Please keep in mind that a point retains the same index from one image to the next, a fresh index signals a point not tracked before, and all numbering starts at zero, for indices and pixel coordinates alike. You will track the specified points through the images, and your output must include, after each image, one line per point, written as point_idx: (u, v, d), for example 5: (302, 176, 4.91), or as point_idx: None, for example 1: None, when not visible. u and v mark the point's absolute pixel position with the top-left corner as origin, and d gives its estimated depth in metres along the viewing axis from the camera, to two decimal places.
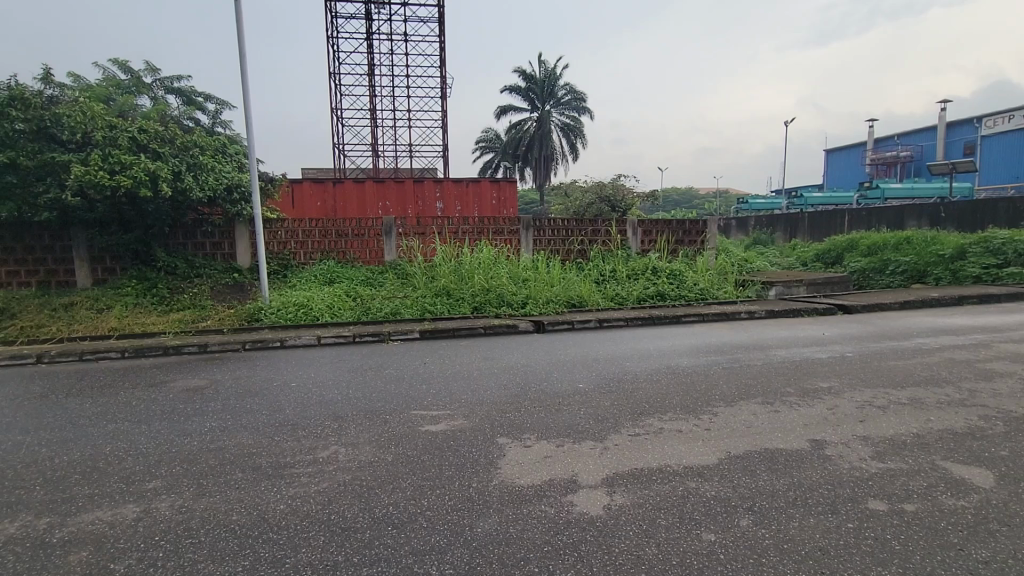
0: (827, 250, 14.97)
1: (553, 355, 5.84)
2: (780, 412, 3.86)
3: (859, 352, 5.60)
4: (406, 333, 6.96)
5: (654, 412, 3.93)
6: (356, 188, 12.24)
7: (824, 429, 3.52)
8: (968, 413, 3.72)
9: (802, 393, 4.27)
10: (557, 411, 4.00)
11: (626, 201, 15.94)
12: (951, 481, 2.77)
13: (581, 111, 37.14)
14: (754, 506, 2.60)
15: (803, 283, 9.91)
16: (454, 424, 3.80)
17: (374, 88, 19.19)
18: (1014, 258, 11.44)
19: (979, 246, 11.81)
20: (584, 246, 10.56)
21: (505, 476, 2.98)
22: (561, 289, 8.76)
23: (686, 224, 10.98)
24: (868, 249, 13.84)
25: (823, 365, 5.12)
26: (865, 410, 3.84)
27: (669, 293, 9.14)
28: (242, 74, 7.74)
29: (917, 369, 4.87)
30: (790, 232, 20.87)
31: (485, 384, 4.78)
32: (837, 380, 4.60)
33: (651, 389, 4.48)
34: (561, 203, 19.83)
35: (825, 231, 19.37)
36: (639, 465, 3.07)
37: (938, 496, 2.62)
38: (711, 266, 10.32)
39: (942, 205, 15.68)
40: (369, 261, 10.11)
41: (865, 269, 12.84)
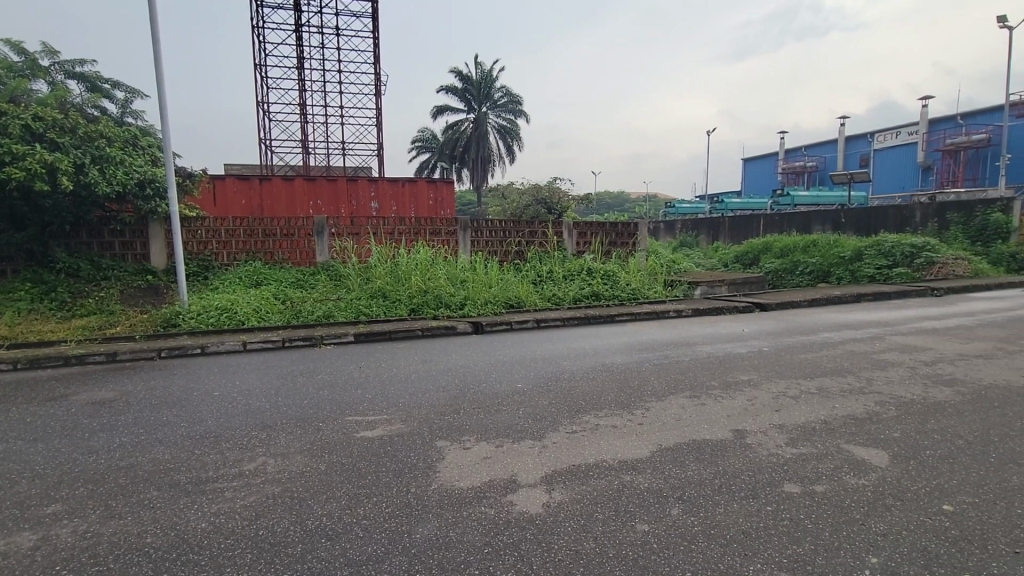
0: (746, 252, 16.08)
1: (492, 356, 5.86)
2: (706, 404, 4.09)
3: (774, 347, 6.05)
4: (339, 336, 6.72)
5: (589, 409, 4.03)
6: (285, 185, 11.66)
7: (745, 419, 3.77)
8: (866, 400, 4.13)
9: (724, 386, 4.56)
10: (496, 412, 4.01)
11: (562, 204, 16.27)
12: (853, 462, 3.05)
13: (518, 114, 37.59)
14: (683, 495, 2.73)
15: (725, 283, 10.57)
16: (391, 429, 3.72)
17: (304, 82, 18.37)
18: (901, 259, 12.77)
19: (873, 249, 13.11)
20: (521, 247, 10.67)
21: (444, 480, 2.95)
22: (499, 290, 8.80)
23: (619, 226, 11.40)
24: (781, 251, 15.01)
25: (744, 359, 5.49)
26: (780, 400, 4.16)
27: (603, 293, 9.42)
28: (156, 60, 7.16)
29: (824, 361, 5.34)
30: (713, 235, 22.17)
31: (423, 386, 4.72)
32: (755, 373, 4.94)
33: (587, 387, 4.60)
34: (498, 205, 19.94)
35: (744, 234, 20.77)
36: (576, 462, 3.15)
37: (843, 477, 2.88)
38: (642, 267, 10.76)
39: (842, 212, 17.27)
40: (299, 262, 9.67)
41: (779, 270, 14.07)
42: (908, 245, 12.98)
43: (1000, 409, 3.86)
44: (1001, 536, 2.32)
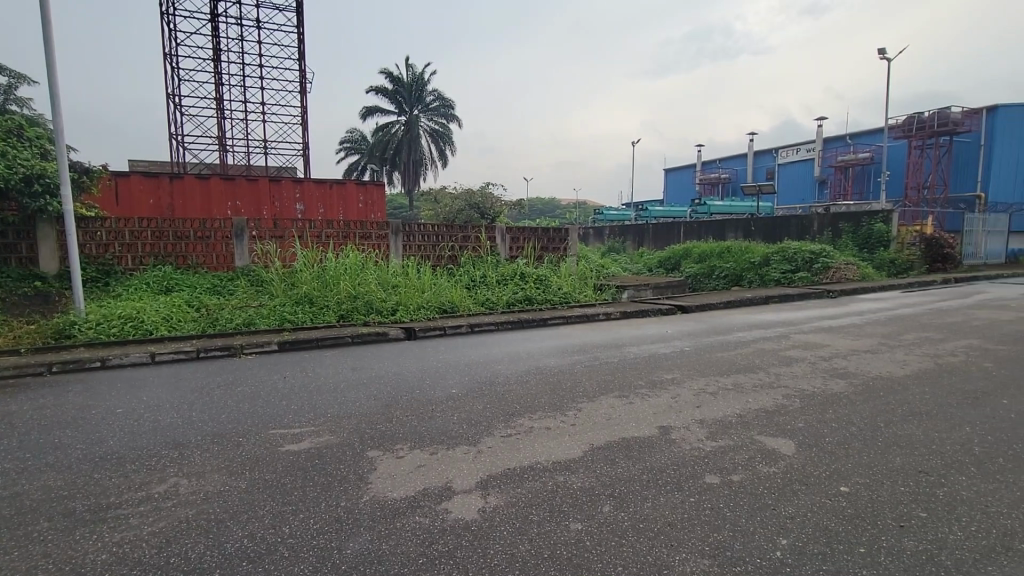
0: (668, 258, 16.97)
1: (425, 362, 5.78)
2: (633, 403, 4.27)
3: (695, 347, 6.42)
4: (262, 345, 6.35)
5: (523, 412, 4.08)
6: (199, 185, 10.88)
7: (669, 416, 3.97)
8: (776, 393, 4.48)
9: (651, 385, 4.78)
10: (430, 419, 3.96)
11: (494, 209, 16.36)
12: (765, 452, 3.30)
13: (450, 119, 37.41)
14: (614, 492, 2.84)
15: (649, 287, 11.09)
16: (320, 440, 3.57)
17: (221, 75, 17.24)
18: (803, 264, 14.01)
19: (779, 255, 14.31)
20: (454, 252, 10.61)
21: (376, 491, 2.87)
22: (432, 295, 8.70)
23: (550, 232, 11.66)
24: (700, 256, 15.99)
25: (667, 359, 5.78)
26: (701, 397, 4.42)
27: (536, 297, 9.58)
28: (45, 41, 6.44)
29: (739, 359, 5.74)
30: (638, 240, 23.21)
31: (353, 395, 4.56)
32: (678, 372, 5.22)
33: (521, 390, 4.65)
34: (430, 208, 19.73)
35: (666, 241, 21.92)
36: (511, 465, 3.17)
37: (756, 466, 3.11)
38: (573, 271, 11.07)
39: (751, 221, 18.73)
40: (216, 267, 9.04)
41: (698, 275, 14.98)
42: (808, 251, 14.27)
43: (885, 398, 4.34)
44: (889, 512, 2.60)
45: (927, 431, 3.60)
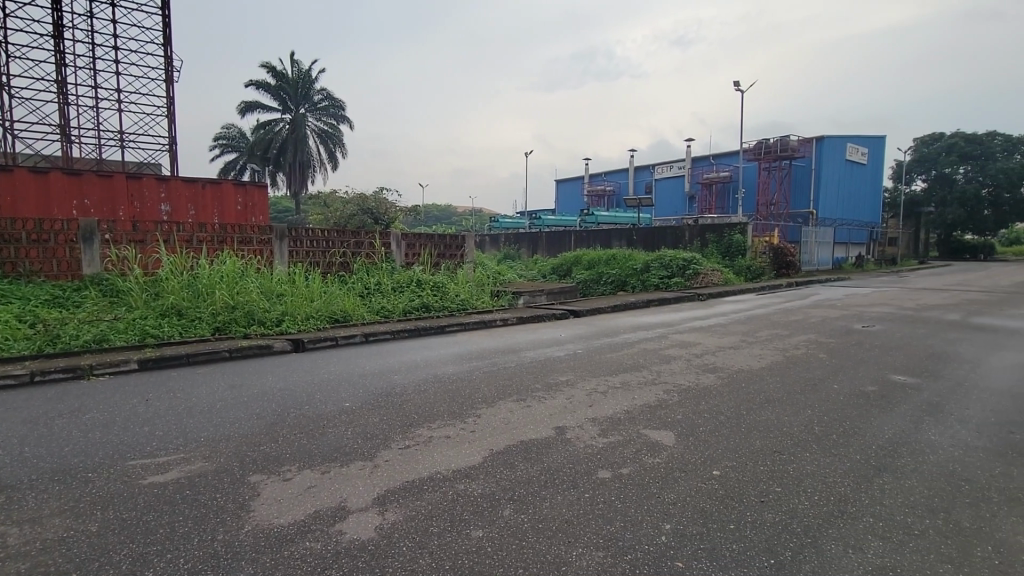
0: (560, 265, 17.74)
1: (316, 375, 5.44)
2: (530, 406, 4.38)
3: (587, 349, 6.76)
4: (117, 364, 5.55)
5: (422, 422, 4.00)
6: (34, 179, 9.32)
7: (564, 416, 4.13)
8: (658, 389, 4.87)
9: (547, 388, 4.94)
10: (321, 435, 3.73)
11: (389, 214, 15.91)
12: (649, 444, 3.56)
13: (340, 120, 35.81)
14: (514, 495, 2.88)
15: (544, 293, 11.48)
16: (192, 468, 3.20)
17: (63, 54, 14.89)
18: (678, 270, 15.41)
19: (658, 262, 15.60)
20: (346, 258, 10.12)
21: (260, 518, 2.64)
22: (322, 304, 8.22)
23: (447, 239, 11.64)
24: (589, 263, 16.92)
25: (562, 361, 6.03)
26: (592, 396, 4.66)
27: (433, 304, 9.47)
28: None
29: (625, 359, 6.14)
30: (532, 248, 23.93)
31: (232, 415, 4.15)
32: (572, 373, 5.46)
33: (419, 399, 4.56)
34: (320, 212, 18.70)
35: (558, 248, 22.89)
36: (410, 478, 3.09)
37: (643, 458, 3.36)
38: (470, 278, 11.12)
39: (633, 230, 20.21)
40: (57, 275, 7.75)
41: (587, 280, 15.83)
42: (682, 258, 15.73)
43: (746, 388, 4.90)
44: (752, 490, 2.94)
45: (779, 415, 4.13)
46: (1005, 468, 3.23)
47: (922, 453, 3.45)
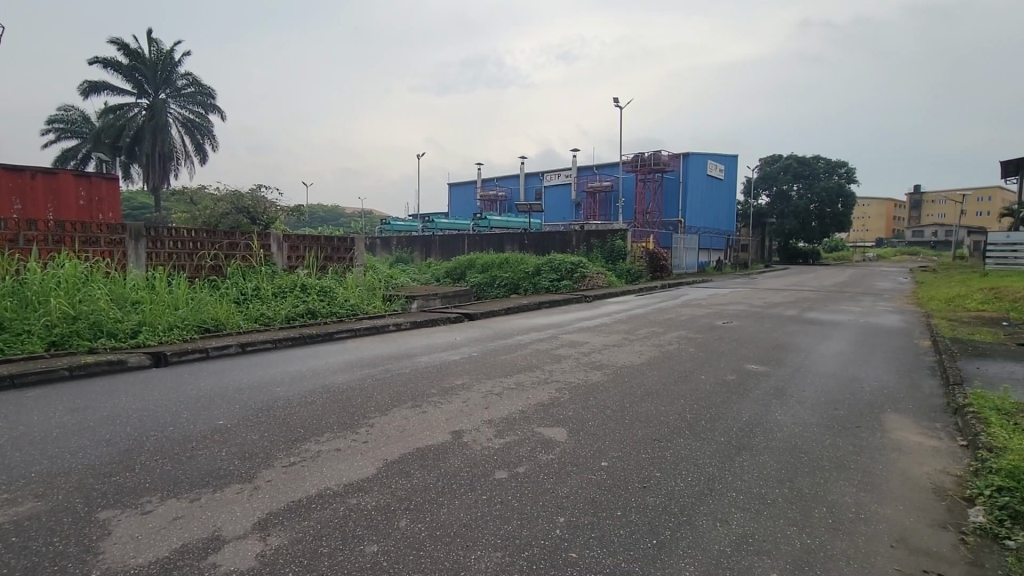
0: (454, 268, 17.72)
1: (183, 391, 4.86)
2: (426, 412, 4.31)
3: (481, 351, 6.82)
4: None
5: (308, 436, 3.75)
6: None
7: (460, 420, 4.12)
8: (550, 388, 5.06)
9: (442, 392, 4.89)
10: (190, 459, 3.34)
11: (269, 214, 14.74)
12: (543, 442, 3.68)
13: (209, 109, 32.47)
14: (409, 505, 2.81)
15: (438, 296, 11.36)
16: (19, 511, 2.69)
17: None
18: (566, 273, 16.16)
19: (548, 265, 16.21)
20: (218, 261, 9.17)
21: (113, 560, 2.30)
22: (189, 313, 7.37)
23: (334, 241, 11.07)
24: (483, 266, 17.11)
25: (457, 365, 6.02)
26: (488, 398, 4.71)
27: (320, 310, 8.92)
28: None
29: (519, 359, 6.30)
30: (425, 251, 23.56)
31: (75, 443, 3.56)
32: (467, 376, 5.47)
33: (305, 412, 4.27)
34: (185, 210, 16.75)
35: (451, 252, 22.82)
36: (295, 497, 2.88)
37: (537, 455, 3.46)
38: (359, 283, 10.68)
39: (525, 235, 20.79)
40: None
41: (481, 284, 15.90)
42: (570, 262, 16.52)
43: (629, 383, 5.27)
44: (636, 476, 3.16)
45: (657, 406, 4.50)
46: (833, 439, 3.83)
47: (771, 431, 3.97)
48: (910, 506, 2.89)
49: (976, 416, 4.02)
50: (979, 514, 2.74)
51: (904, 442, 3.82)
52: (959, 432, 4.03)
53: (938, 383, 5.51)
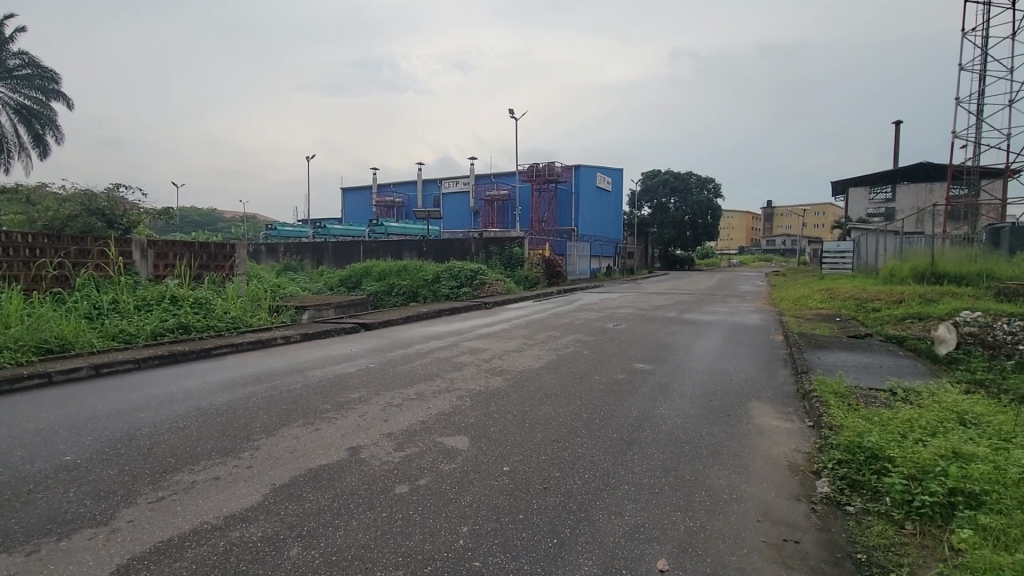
0: (349, 276, 17.00)
1: (16, 425, 4.11)
2: (319, 429, 4.06)
3: (379, 362, 6.57)
4: None
5: (179, 466, 3.34)
6: None
7: (357, 436, 3.93)
8: (451, 396, 5.01)
9: (337, 407, 4.64)
10: (25, 504, 2.83)
11: (130, 216, 13.01)
12: (445, 452, 3.63)
13: (52, 96, 28.14)
14: (301, 531, 2.62)
15: (331, 306, 10.77)
16: None
17: None
18: (466, 280, 16.15)
19: (448, 273, 16.07)
20: (64, 271, 7.92)
21: None
22: (24, 331, 6.28)
23: (210, 248, 10.08)
24: (380, 274, 16.59)
25: (353, 377, 5.75)
26: (387, 410, 4.55)
27: (194, 324, 8.04)
28: None
29: (418, 369, 6.16)
30: (317, 259, 22.29)
31: None
32: (364, 389, 5.24)
33: (177, 439, 3.81)
34: (18, 211, 14.27)
35: (345, 259, 21.85)
36: (165, 536, 2.56)
37: (439, 466, 3.40)
38: (242, 293, 9.81)
39: (423, 242, 20.49)
40: None
41: (378, 292, 15.49)
42: (470, 269, 16.55)
43: (529, 387, 5.39)
44: (536, 479, 3.24)
45: (555, 408, 4.65)
46: (710, 429, 4.22)
47: (657, 425, 4.27)
48: (772, 484, 3.27)
49: (820, 399, 4.66)
50: (825, 485, 3.18)
51: (766, 426, 4.32)
52: (807, 414, 4.65)
53: (791, 372, 6.32)
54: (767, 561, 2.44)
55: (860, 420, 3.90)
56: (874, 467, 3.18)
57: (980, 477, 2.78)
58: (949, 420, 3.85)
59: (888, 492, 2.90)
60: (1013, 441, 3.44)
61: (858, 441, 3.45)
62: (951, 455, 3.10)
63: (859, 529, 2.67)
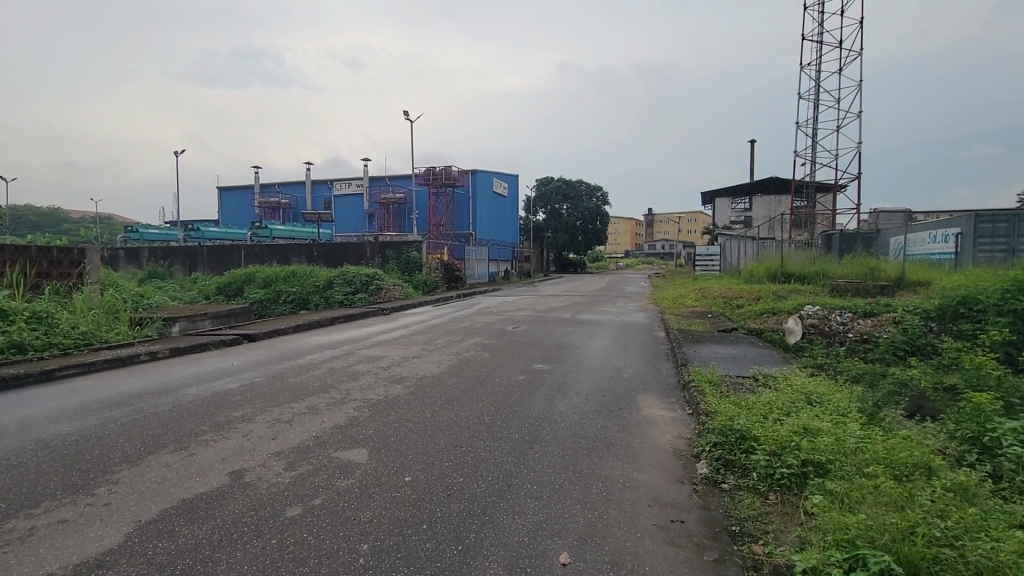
0: (228, 284, 15.56)
1: None
2: (194, 454, 3.64)
3: (265, 376, 6.06)
4: None
5: (13, 512, 2.82)
6: None
7: (241, 458, 3.59)
8: (347, 408, 4.77)
9: (216, 428, 4.20)
10: None
11: None
12: (341, 467, 3.45)
13: None
14: (174, 571, 2.33)
15: (207, 317, 9.74)
16: None
17: None
18: (361, 286, 15.47)
19: (342, 278, 15.28)
20: None
21: None
22: None
23: (52, 253, 8.67)
24: (264, 280, 15.38)
25: (234, 394, 5.25)
26: (275, 428, 4.21)
27: (32, 341, 6.84)
28: None
29: (311, 381, 5.78)
30: (189, 266, 20.12)
31: None
32: (248, 406, 4.80)
33: (9, 480, 3.20)
34: None
35: (223, 265, 20.00)
36: None
37: (335, 482, 3.22)
38: (94, 304, 8.54)
39: (313, 246, 19.34)
40: None
41: (263, 300, 14.44)
42: (365, 274, 15.90)
43: (430, 393, 5.29)
44: (440, 486, 3.19)
45: (457, 413, 4.61)
46: (604, 423, 4.45)
47: (555, 423, 4.41)
48: (659, 469, 3.52)
49: (697, 389, 5.12)
50: (704, 466, 3.50)
51: (653, 416, 4.66)
52: (687, 403, 5.09)
53: (672, 365, 6.87)
54: (658, 542, 2.62)
55: (730, 405, 4.36)
56: (743, 446, 3.56)
57: (825, 449, 3.22)
58: (800, 400, 4.43)
59: (754, 468, 3.26)
60: (847, 415, 4.05)
61: (730, 425, 3.84)
62: (803, 431, 3.57)
63: (733, 504, 2.97)
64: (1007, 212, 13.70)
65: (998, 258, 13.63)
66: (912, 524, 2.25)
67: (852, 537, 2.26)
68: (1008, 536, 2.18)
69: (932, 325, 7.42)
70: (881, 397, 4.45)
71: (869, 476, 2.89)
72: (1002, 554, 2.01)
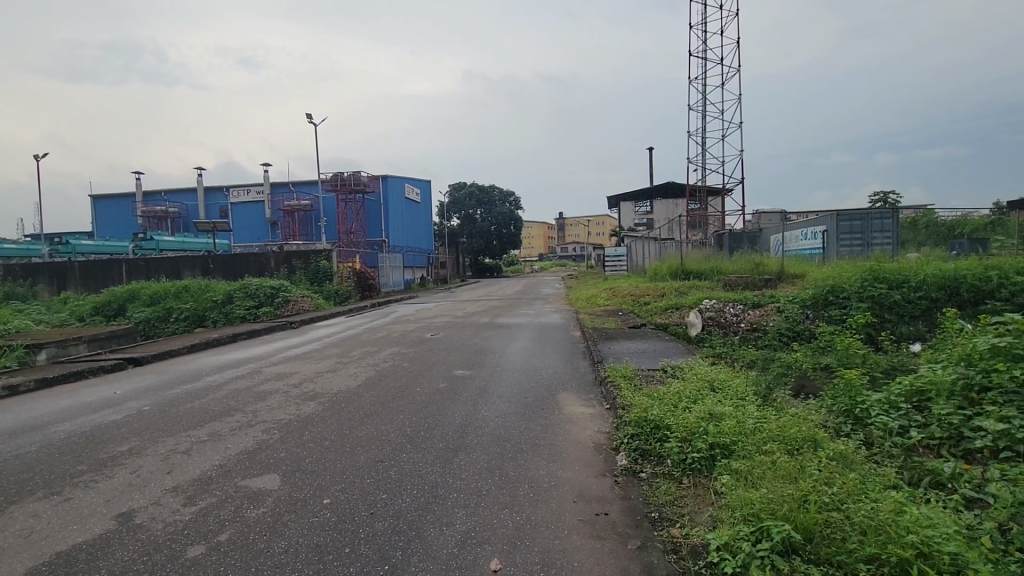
0: (107, 303, 13.91)
1: None
2: (71, 498, 3.19)
3: (156, 403, 5.45)
4: None
5: None
6: None
7: (129, 497, 3.20)
8: (255, 431, 4.43)
9: (98, 466, 3.71)
10: None
11: None
12: (251, 495, 3.19)
13: None
14: None
15: (82, 341, 8.61)
16: None
17: None
18: (265, 298, 14.42)
19: (242, 292, 14.13)
20: None
21: None
22: None
23: None
24: (152, 297, 13.91)
25: (119, 426, 4.66)
26: (171, 459, 3.80)
27: None
28: None
29: (211, 405, 5.28)
30: (57, 284, 17.72)
31: None
32: (137, 439, 4.29)
33: None
34: None
35: (100, 282, 17.84)
36: None
37: (244, 513, 2.96)
38: None
39: (208, 258, 17.82)
40: None
41: (150, 319, 13.06)
42: (269, 286, 14.85)
43: (346, 408, 5.06)
44: (362, 505, 3.04)
45: (377, 427, 4.43)
46: (527, 424, 4.49)
47: (479, 427, 4.40)
48: (581, 465, 3.62)
49: (613, 384, 5.35)
50: (623, 458, 3.65)
51: (574, 414, 4.79)
52: (604, 398, 5.29)
53: (589, 363, 7.13)
54: (584, 537, 2.68)
55: (644, 396, 4.60)
56: (657, 435, 3.75)
57: (729, 431, 3.48)
58: (705, 388, 4.77)
59: (669, 455, 3.45)
60: (745, 398, 4.41)
61: (645, 416, 4.04)
62: (709, 416, 3.83)
63: (652, 491, 3.11)
64: (862, 211, 15.71)
65: (856, 251, 15.62)
66: (805, 493, 2.49)
67: (757, 511, 2.46)
68: (883, 496, 2.49)
69: (808, 312, 8.34)
70: (772, 379, 4.92)
71: (767, 452, 3.16)
72: (881, 514, 2.28)
